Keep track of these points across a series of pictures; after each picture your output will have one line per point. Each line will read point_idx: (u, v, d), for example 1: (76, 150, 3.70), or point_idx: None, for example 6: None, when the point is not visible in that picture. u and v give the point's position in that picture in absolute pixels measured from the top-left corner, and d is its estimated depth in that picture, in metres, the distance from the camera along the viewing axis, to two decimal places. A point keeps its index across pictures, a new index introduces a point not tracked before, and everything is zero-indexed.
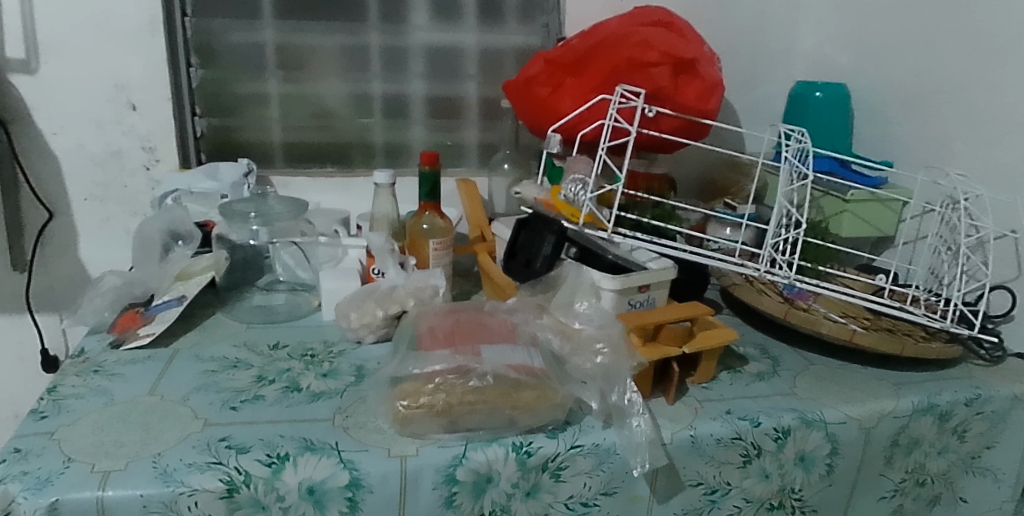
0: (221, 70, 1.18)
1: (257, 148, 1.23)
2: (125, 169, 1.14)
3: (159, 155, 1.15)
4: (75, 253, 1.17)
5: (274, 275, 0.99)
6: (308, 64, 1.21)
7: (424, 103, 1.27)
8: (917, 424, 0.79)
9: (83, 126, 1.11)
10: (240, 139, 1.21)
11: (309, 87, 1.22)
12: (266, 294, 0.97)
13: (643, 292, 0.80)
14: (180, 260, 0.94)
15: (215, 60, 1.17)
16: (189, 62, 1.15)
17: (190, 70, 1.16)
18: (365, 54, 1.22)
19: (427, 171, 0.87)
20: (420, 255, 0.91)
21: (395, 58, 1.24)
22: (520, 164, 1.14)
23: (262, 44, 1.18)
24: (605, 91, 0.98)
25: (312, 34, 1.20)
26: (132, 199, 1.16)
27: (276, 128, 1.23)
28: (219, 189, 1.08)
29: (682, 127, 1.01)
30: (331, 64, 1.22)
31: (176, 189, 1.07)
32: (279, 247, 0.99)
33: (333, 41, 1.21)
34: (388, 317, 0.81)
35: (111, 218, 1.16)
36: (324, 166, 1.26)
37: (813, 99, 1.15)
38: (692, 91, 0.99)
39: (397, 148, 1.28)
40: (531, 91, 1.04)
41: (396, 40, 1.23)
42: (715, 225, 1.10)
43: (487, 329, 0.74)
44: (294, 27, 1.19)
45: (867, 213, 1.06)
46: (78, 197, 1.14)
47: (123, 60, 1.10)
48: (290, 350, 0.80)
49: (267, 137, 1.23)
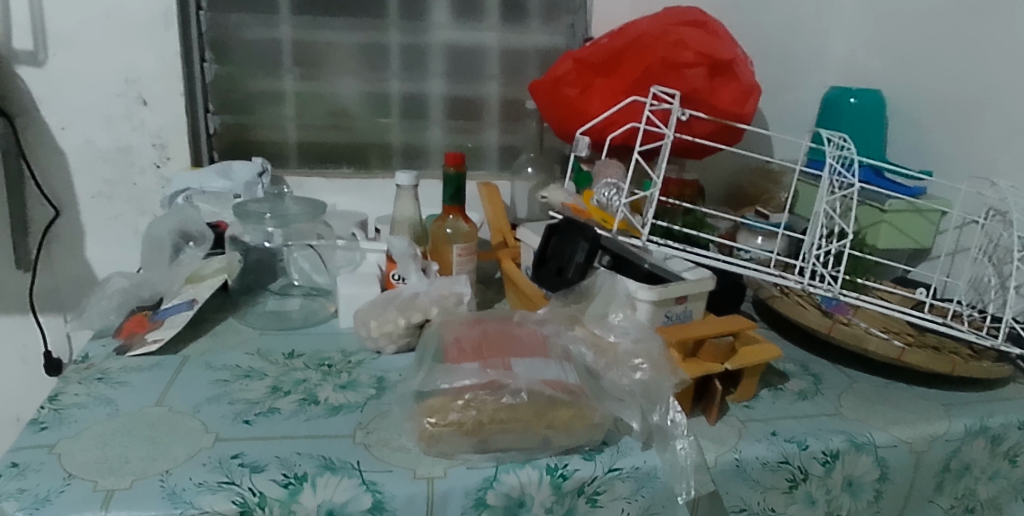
0: (236, 66, 1.14)
1: (271, 147, 1.19)
2: (134, 167, 1.10)
3: (170, 152, 1.10)
4: (82, 254, 1.13)
5: (289, 280, 0.95)
6: (325, 61, 1.17)
7: (444, 103, 1.23)
8: (971, 448, 0.73)
9: (92, 121, 1.07)
10: (254, 137, 1.17)
11: (325, 85, 1.18)
12: (280, 298, 0.92)
13: (680, 304, 0.75)
14: (190, 262, 0.90)
15: (230, 56, 1.13)
16: (203, 57, 1.12)
17: (204, 65, 1.12)
18: (383, 52, 1.18)
19: (452, 173, 0.83)
20: (444, 262, 0.86)
21: (414, 57, 1.20)
22: (544, 168, 1.10)
23: (278, 40, 1.15)
24: (637, 92, 0.93)
25: (329, 31, 1.16)
26: (141, 197, 1.11)
27: (292, 127, 1.19)
28: (234, 188, 1.03)
29: (716, 132, 0.97)
30: (348, 62, 1.18)
31: (187, 188, 1.02)
32: (294, 250, 0.94)
33: (351, 39, 1.17)
34: (410, 326, 0.77)
35: (120, 217, 1.12)
36: (340, 167, 1.22)
37: (846, 106, 1.10)
38: (728, 95, 0.95)
39: (415, 149, 1.24)
40: (558, 91, 1.00)
41: (415, 39, 1.19)
42: (746, 234, 1.06)
43: (517, 342, 0.70)
44: (311, 22, 1.15)
45: (906, 224, 1.00)
46: (86, 195, 1.10)
47: (134, 53, 1.05)
48: (306, 359, 0.76)
49: (282, 136, 1.19)
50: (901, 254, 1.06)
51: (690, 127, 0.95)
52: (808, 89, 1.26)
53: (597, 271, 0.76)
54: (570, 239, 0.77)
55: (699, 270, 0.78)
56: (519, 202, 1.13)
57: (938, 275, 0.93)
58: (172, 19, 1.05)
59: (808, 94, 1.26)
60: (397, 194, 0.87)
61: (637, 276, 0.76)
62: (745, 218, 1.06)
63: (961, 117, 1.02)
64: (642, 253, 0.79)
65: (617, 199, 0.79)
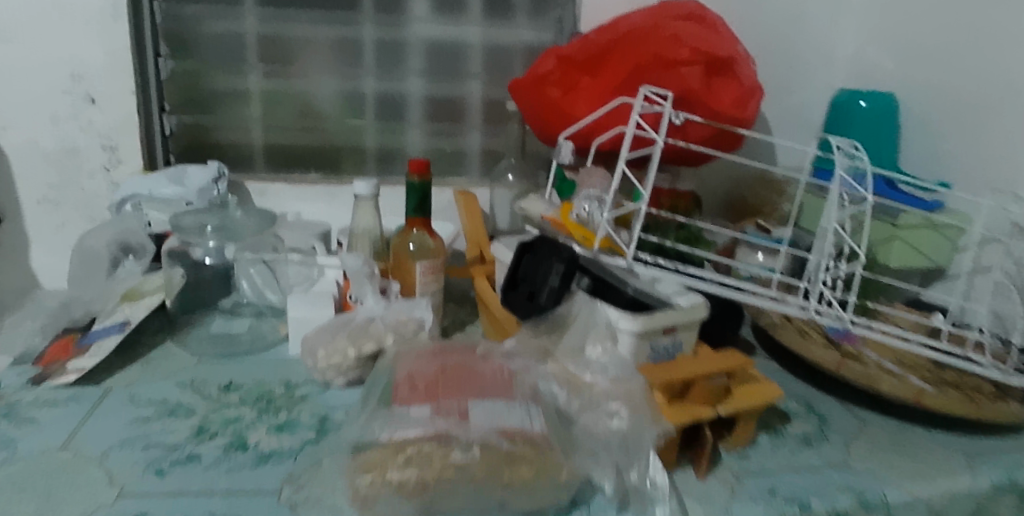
0: (196, 62, 1.05)
1: (234, 150, 1.10)
2: (82, 170, 1.01)
3: (120, 155, 1.01)
4: (25, 265, 1.04)
5: (240, 298, 0.86)
6: (293, 58, 1.09)
7: (423, 103, 1.14)
8: (998, 506, 0.64)
9: (35, 120, 0.98)
10: (215, 138, 1.08)
11: (293, 83, 1.09)
12: (228, 319, 0.83)
13: (669, 335, 0.66)
14: (129, 278, 0.82)
15: (189, 50, 1.05)
16: (158, 52, 1.03)
17: (159, 60, 1.03)
18: (355, 48, 1.10)
19: (415, 181, 0.74)
20: (406, 280, 0.77)
21: (389, 54, 1.11)
22: (526, 175, 1.01)
23: (241, 34, 1.06)
24: (626, 93, 0.84)
25: (298, 24, 1.07)
26: (89, 203, 1.02)
27: (257, 128, 1.10)
28: (184, 195, 0.94)
29: (713, 138, 0.87)
30: (318, 59, 1.09)
31: (136, 194, 0.93)
32: (245, 263, 0.86)
33: (321, 33, 1.08)
34: (360, 357, 0.68)
35: (67, 225, 1.03)
36: (308, 172, 1.13)
37: (856, 110, 1.00)
38: (728, 97, 0.85)
39: (389, 153, 1.15)
40: (540, 91, 0.90)
41: (392, 34, 1.10)
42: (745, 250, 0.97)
43: (480, 379, 0.61)
44: (277, 15, 1.06)
45: (922, 241, 0.91)
46: (30, 200, 1.01)
47: (81, 46, 0.97)
48: (243, 394, 0.68)
49: (247, 138, 1.10)
50: (915, 274, 0.96)
51: (684, 132, 0.85)
52: (815, 92, 1.16)
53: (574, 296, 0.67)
54: (544, 259, 0.68)
55: (691, 295, 0.69)
56: (498, 212, 1.03)
57: (959, 300, 0.84)
58: (122, 9, 0.97)
59: (815, 97, 1.17)
60: (355, 205, 0.78)
61: (620, 302, 0.67)
62: (745, 232, 0.97)
63: (983, 123, 0.92)
64: (625, 277, 0.70)
65: (600, 215, 0.71)
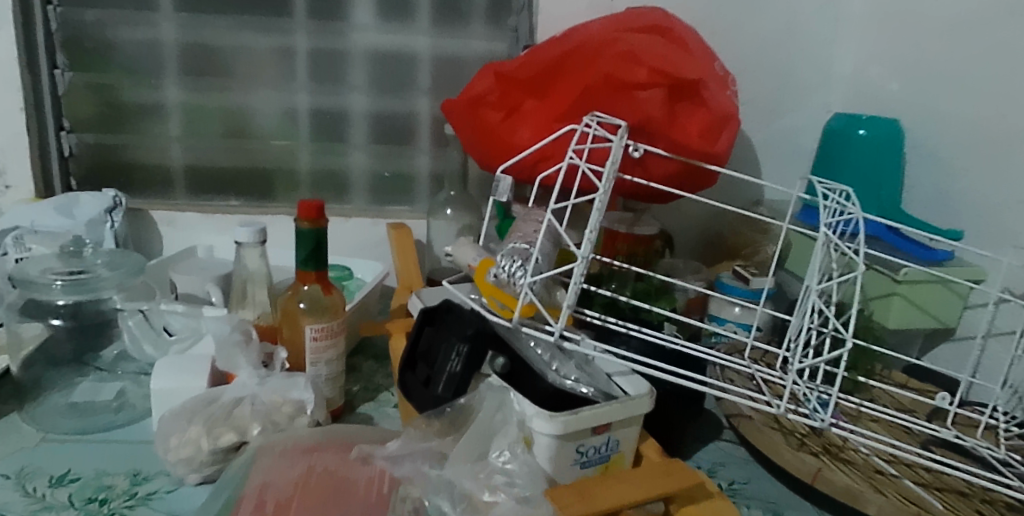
0: (99, 74, 0.92)
1: (145, 171, 0.96)
2: None
3: (8, 180, 0.89)
4: None
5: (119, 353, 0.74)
6: (216, 69, 0.94)
7: (367, 122, 0.99)
8: None
9: None
10: (122, 161, 0.95)
11: (213, 99, 0.95)
12: (97, 382, 0.71)
13: (601, 434, 0.53)
14: None
15: (90, 61, 0.91)
16: (53, 63, 0.90)
17: (55, 73, 0.90)
18: (285, 59, 0.95)
19: (303, 228, 0.60)
20: (295, 343, 0.65)
21: (325, 64, 0.96)
22: (469, 210, 0.88)
23: (154, 42, 0.92)
24: (573, 122, 0.70)
25: (219, 31, 0.93)
26: None
27: (177, 147, 0.96)
28: (72, 228, 0.81)
29: (678, 175, 0.74)
30: (244, 70, 0.94)
31: (17, 227, 0.81)
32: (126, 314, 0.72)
33: (247, 40, 0.93)
34: (215, 450, 0.56)
35: None
36: (229, 199, 0.99)
37: (852, 139, 0.87)
38: (695, 129, 0.72)
39: (326, 178, 1.00)
40: (477, 114, 0.77)
41: (330, 42, 0.95)
42: (718, 302, 0.83)
43: (344, 497, 0.49)
44: (194, 21, 0.92)
45: (925, 299, 0.77)
46: None
47: None
48: (73, 492, 0.56)
49: (163, 158, 0.96)
50: (916, 336, 0.82)
51: (642, 168, 0.72)
52: (811, 115, 1.02)
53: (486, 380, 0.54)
54: (446, 330, 0.54)
55: (634, 381, 0.56)
56: (437, 251, 0.89)
57: (967, 374, 0.70)
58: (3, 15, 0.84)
59: (812, 120, 1.02)
60: (237, 254, 0.66)
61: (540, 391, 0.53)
62: (720, 283, 0.83)
63: (1008, 163, 0.77)
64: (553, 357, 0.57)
65: (523, 277, 0.56)
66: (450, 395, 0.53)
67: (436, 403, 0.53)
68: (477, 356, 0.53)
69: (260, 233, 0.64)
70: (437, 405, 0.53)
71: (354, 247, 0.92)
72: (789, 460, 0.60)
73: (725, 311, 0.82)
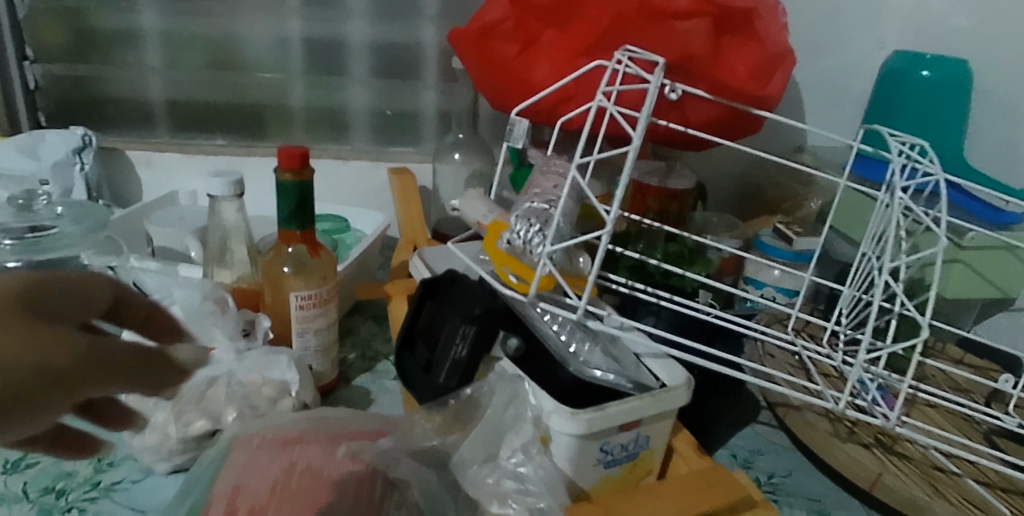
0: None
1: (122, 105, 0.87)
2: None
3: None
4: None
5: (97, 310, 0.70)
6: None
7: (367, 53, 0.88)
8: None
9: None
10: (96, 94, 0.86)
11: (194, 25, 0.84)
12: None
13: (629, 430, 0.46)
14: None
15: None
16: None
17: None
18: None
19: (286, 181, 0.52)
20: (279, 311, 0.57)
21: None
22: (479, 155, 0.78)
23: None
24: (602, 56, 0.60)
25: None
26: None
27: (155, 80, 0.86)
28: (37, 172, 0.72)
29: (719, 121, 0.64)
30: None
31: None
32: None
33: None
34: (186, 438, 0.49)
35: None
36: (214, 138, 0.88)
37: (912, 81, 0.76)
38: (742, 66, 0.62)
39: (322, 115, 0.89)
40: (489, 46, 0.67)
41: None
42: (755, 264, 0.74)
43: (328, 506, 0.42)
44: None
45: (992, 267, 0.68)
46: None
47: None
48: (27, 480, 0.49)
49: (139, 91, 0.87)
50: (974, 305, 0.74)
51: (678, 113, 0.62)
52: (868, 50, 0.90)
53: (496, 365, 0.46)
54: (450, 306, 0.48)
55: (668, 368, 0.48)
56: (442, 200, 0.80)
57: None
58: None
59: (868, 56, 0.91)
60: (210, 208, 0.57)
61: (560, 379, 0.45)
62: (758, 242, 0.75)
63: None
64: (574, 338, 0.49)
65: (540, 245, 0.48)
66: (455, 383, 0.46)
67: (440, 392, 0.46)
68: (485, 338, 0.46)
69: (235, 185, 0.55)
70: (441, 395, 0.46)
71: (352, 194, 0.83)
72: (845, 460, 0.53)
73: (763, 274, 0.74)
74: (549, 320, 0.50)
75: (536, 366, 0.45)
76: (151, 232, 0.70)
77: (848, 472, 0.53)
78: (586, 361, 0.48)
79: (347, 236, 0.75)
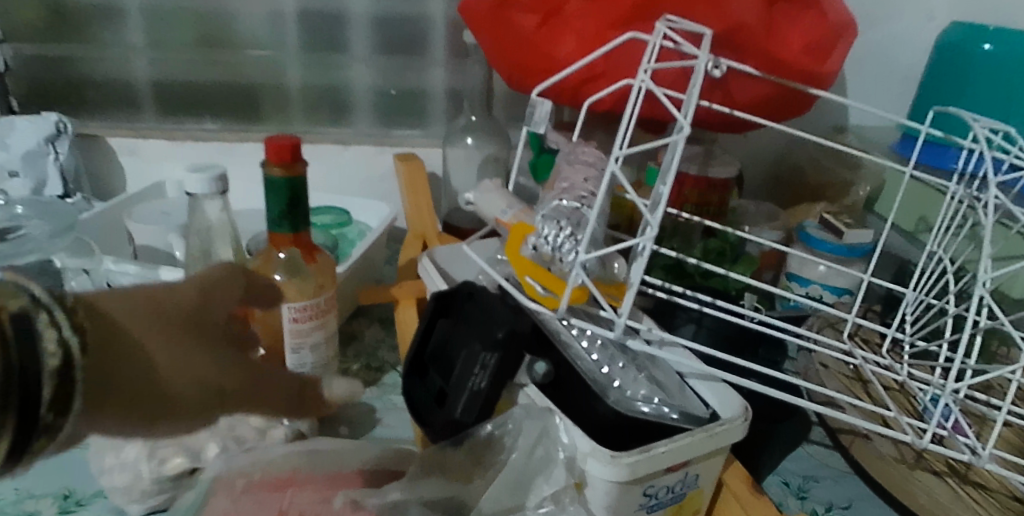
0: None
1: (102, 88, 0.79)
2: None
3: None
4: None
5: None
6: None
7: (369, 26, 0.79)
8: None
9: None
10: (73, 75, 0.78)
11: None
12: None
13: (678, 472, 0.39)
14: None
15: None
16: None
17: None
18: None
19: (274, 177, 0.44)
20: (269, 327, 0.49)
21: None
22: (492, 140, 0.71)
23: None
24: (638, 29, 0.52)
25: None
26: None
27: (139, 59, 0.78)
28: (4, 162, 0.66)
29: (767, 101, 0.56)
30: None
31: None
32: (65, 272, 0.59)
33: None
34: (161, 477, 0.43)
35: None
36: (202, 122, 0.81)
37: (973, 57, 0.65)
38: (797, 38, 0.54)
39: (321, 96, 0.81)
40: (507, 18, 0.59)
41: None
42: (801, 259, 0.67)
43: None
44: None
45: None
46: None
47: None
48: None
49: (122, 73, 0.79)
50: None
51: (723, 93, 0.54)
52: None
53: (522, 391, 0.40)
54: (468, 327, 0.41)
55: (717, 393, 0.42)
56: (454, 189, 0.73)
57: None
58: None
59: None
60: (189, 208, 0.50)
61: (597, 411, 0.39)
62: (803, 234, 0.67)
63: None
64: (611, 358, 0.43)
65: (572, 253, 0.41)
66: (472, 420, 0.39)
67: (453, 430, 0.40)
68: (508, 367, 0.39)
69: (215, 181, 0.47)
70: (455, 433, 0.40)
71: (353, 182, 0.76)
72: (922, 500, 0.45)
73: (807, 269, 0.66)
74: (579, 338, 0.43)
75: (567, 394, 0.40)
76: (134, 228, 0.63)
77: (928, 514, 0.45)
78: (624, 385, 0.42)
79: (350, 230, 0.68)
